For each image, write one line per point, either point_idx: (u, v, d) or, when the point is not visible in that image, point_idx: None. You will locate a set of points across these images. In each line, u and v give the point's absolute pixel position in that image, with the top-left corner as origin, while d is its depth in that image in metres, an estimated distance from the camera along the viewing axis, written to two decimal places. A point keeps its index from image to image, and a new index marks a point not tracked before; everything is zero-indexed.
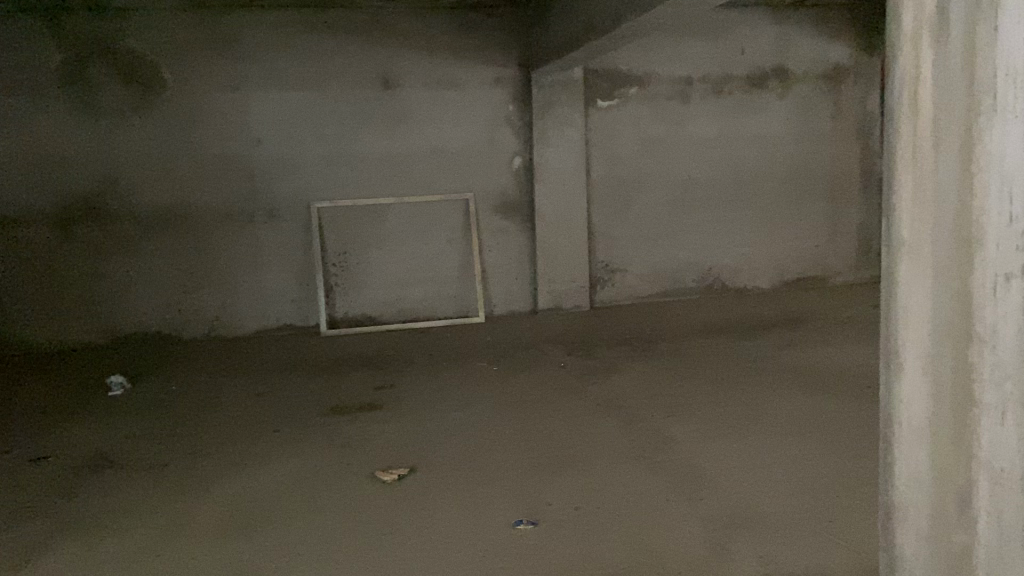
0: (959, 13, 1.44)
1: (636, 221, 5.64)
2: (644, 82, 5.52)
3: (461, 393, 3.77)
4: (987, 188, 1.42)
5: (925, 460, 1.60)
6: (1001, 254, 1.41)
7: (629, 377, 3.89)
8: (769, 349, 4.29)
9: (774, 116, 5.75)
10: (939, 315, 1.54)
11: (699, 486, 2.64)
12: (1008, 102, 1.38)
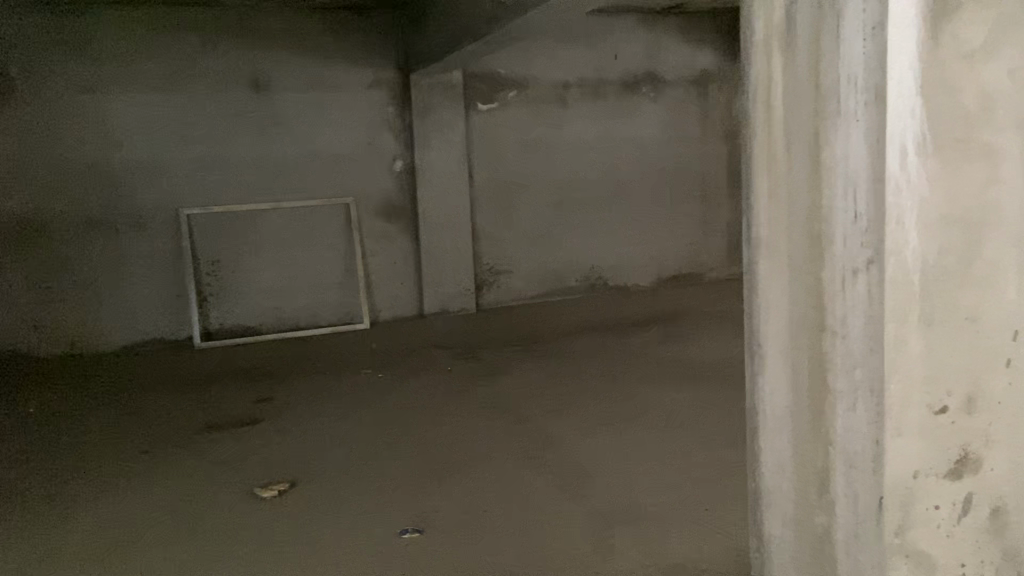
0: (804, 24, 1.53)
1: (518, 223, 5.69)
2: (523, 86, 5.58)
3: (346, 403, 3.70)
4: (834, 188, 1.50)
5: (787, 448, 1.69)
6: (847, 250, 1.48)
7: (513, 379, 3.91)
8: (648, 345, 4.43)
9: (648, 119, 5.93)
10: (797, 309, 1.63)
11: (581, 484, 2.68)
12: (850, 107, 1.44)
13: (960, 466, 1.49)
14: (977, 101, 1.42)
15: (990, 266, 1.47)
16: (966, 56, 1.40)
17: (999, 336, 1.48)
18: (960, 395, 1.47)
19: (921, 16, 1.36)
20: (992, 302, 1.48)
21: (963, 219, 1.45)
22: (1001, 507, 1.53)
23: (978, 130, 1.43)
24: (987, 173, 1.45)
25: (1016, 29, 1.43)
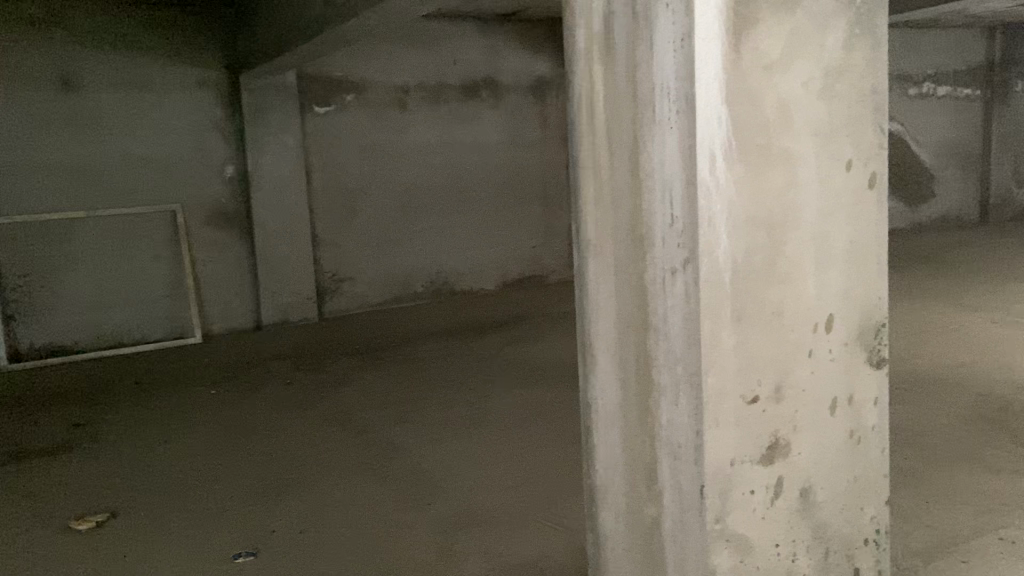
0: (621, 35, 1.59)
1: (360, 229, 5.58)
2: (360, 89, 5.49)
3: (176, 423, 3.48)
4: (653, 192, 1.56)
5: (618, 442, 1.75)
6: (666, 251, 1.55)
7: (357, 389, 3.83)
8: (492, 349, 4.45)
9: (488, 124, 5.99)
10: (623, 308, 1.70)
11: (425, 491, 2.66)
12: (664, 114, 1.51)
13: (770, 451, 1.58)
14: (776, 109, 1.52)
15: (792, 263, 1.57)
16: (765, 67, 1.49)
17: (802, 329, 1.60)
18: (770, 384, 1.57)
19: (725, 29, 1.44)
20: (794, 296, 1.58)
21: (768, 221, 1.54)
22: (808, 489, 1.63)
23: (778, 137, 1.53)
24: (787, 176, 1.55)
25: (809, 44, 1.54)
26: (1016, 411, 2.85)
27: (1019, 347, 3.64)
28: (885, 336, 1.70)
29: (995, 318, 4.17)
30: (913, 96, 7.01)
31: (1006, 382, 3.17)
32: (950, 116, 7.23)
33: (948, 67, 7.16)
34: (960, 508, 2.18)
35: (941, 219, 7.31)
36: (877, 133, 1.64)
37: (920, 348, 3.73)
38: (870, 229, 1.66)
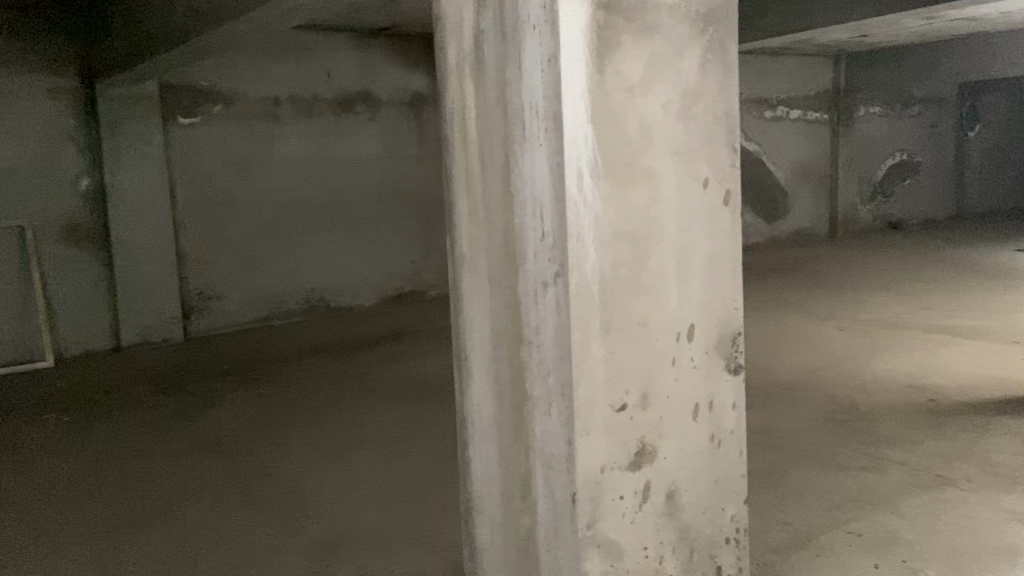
0: (491, 54, 1.63)
1: (230, 245, 5.38)
2: (229, 99, 5.31)
3: (28, 452, 3.24)
4: (524, 208, 1.60)
5: (494, 455, 1.77)
6: (537, 264, 1.58)
7: (227, 411, 3.68)
8: (369, 367, 4.38)
9: (363, 138, 5.93)
10: (497, 322, 1.73)
11: (297, 515, 2.59)
12: (533, 132, 1.55)
13: (638, 457, 1.64)
14: (638, 130, 1.59)
15: (655, 275, 1.65)
16: (627, 89, 1.56)
17: (665, 338, 1.67)
18: (637, 393, 1.63)
19: (587, 52, 1.50)
20: (658, 308, 1.66)
21: (632, 235, 1.61)
22: (674, 492, 1.70)
23: (641, 155, 1.60)
24: (650, 193, 1.62)
25: (667, 69, 1.62)
26: (862, 413, 3.07)
27: (864, 353, 3.92)
28: (742, 343, 1.79)
29: (844, 327, 4.48)
30: (767, 119, 7.47)
31: (853, 386, 3.41)
32: (801, 137, 7.75)
33: (799, 92, 7.68)
34: (812, 505, 2.33)
35: (795, 234, 7.81)
36: (731, 153, 1.74)
37: (780, 356, 3.96)
38: (726, 243, 1.75)
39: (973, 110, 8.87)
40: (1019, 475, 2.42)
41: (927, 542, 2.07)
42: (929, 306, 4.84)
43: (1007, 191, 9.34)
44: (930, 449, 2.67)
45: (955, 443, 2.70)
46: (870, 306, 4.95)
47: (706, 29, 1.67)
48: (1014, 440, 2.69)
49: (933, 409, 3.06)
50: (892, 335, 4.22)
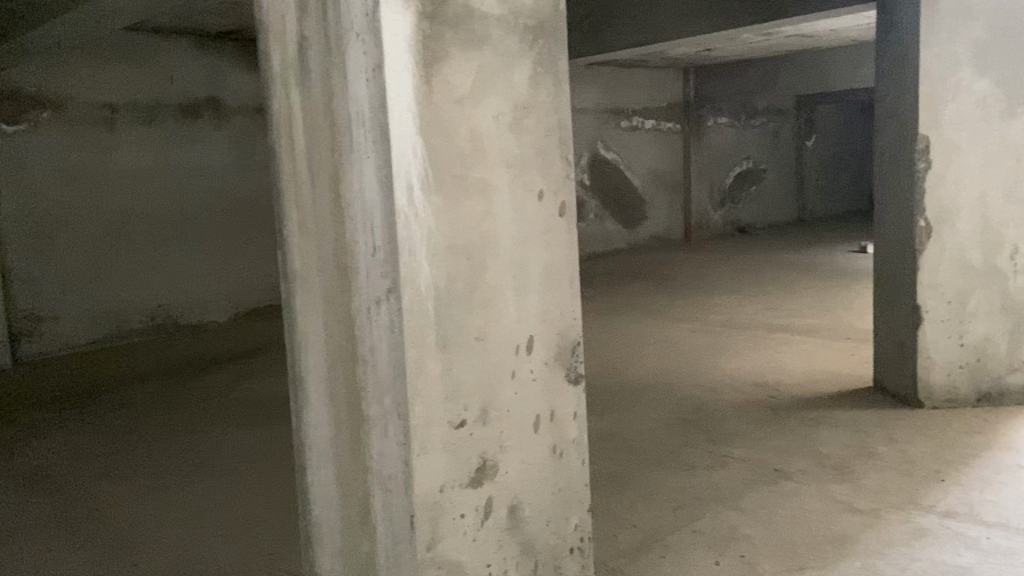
0: (315, 63, 1.57)
1: (63, 261, 4.99)
2: (59, 105, 4.93)
3: None
4: (354, 222, 1.54)
5: (332, 479, 1.70)
6: (370, 281, 1.53)
7: (57, 443, 3.39)
8: (218, 387, 4.16)
9: (211, 146, 5.64)
10: (330, 342, 1.66)
11: (127, 553, 2.41)
12: (360, 144, 1.50)
13: (479, 473, 1.61)
14: (469, 141, 1.57)
15: (492, 288, 1.63)
16: (456, 99, 1.54)
17: (504, 351, 1.66)
18: (475, 408, 1.61)
19: (411, 62, 1.47)
20: (494, 321, 1.64)
21: (466, 248, 1.58)
22: (516, 506, 1.69)
23: (472, 167, 1.58)
24: (483, 206, 1.61)
25: (496, 80, 1.61)
26: (708, 412, 3.18)
27: (712, 354, 4.08)
28: (581, 352, 1.81)
29: (694, 329, 4.66)
30: (624, 129, 7.68)
31: (701, 386, 3.54)
32: (656, 146, 8.03)
33: (653, 103, 7.95)
34: (659, 506, 2.38)
35: (652, 239, 8.09)
36: (564, 164, 1.75)
37: (634, 359, 4.07)
38: (563, 253, 1.76)
39: (810, 120, 9.48)
40: (846, 465, 2.57)
41: (764, 535, 2.15)
42: (772, 307, 5.12)
43: (841, 196, 10.08)
44: (769, 444, 2.80)
45: (790, 438, 2.84)
46: (719, 308, 5.18)
47: (535, 41, 1.67)
48: (843, 432, 2.86)
49: (773, 405, 3.21)
50: (738, 335, 4.43)
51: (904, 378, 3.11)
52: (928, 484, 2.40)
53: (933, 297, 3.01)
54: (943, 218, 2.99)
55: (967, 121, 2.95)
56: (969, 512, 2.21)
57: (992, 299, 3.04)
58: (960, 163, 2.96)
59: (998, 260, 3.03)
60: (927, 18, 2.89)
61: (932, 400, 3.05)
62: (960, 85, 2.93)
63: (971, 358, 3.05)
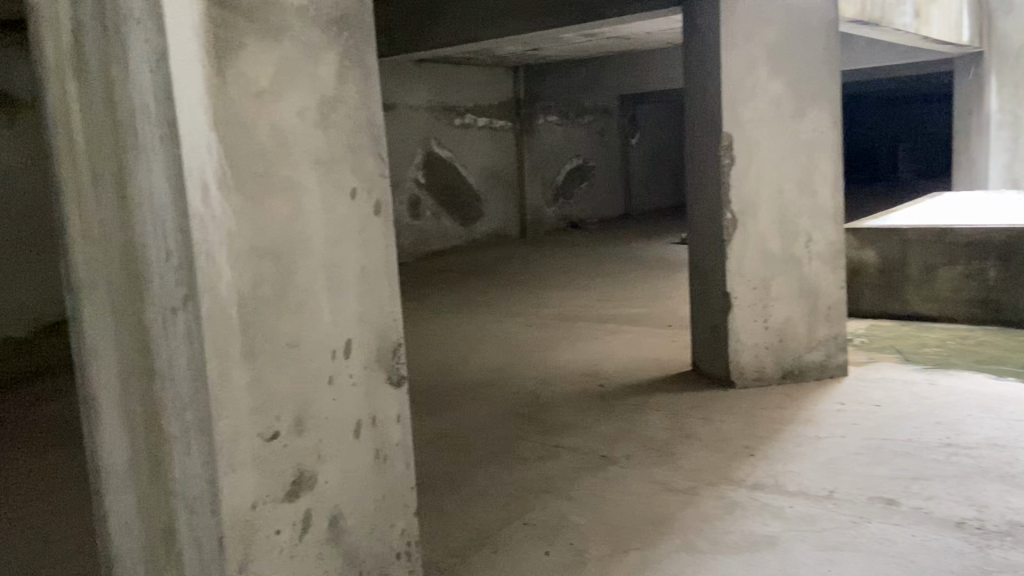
0: (96, 53, 1.44)
1: None
2: None
3: None
4: (145, 225, 1.42)
5: (134, 502, 1.58)
6: (164, 289, 1.41)
7: None
8: (13, 411, 3.71)
9: None
10: (126, 355, 1.53)
11: None
12: (148, 140, 1.38)
13: (295, 486, 1.54)
14: (272, 138, 1.49)
15: (304, 292, 1.56)
16: (254, 93, 1.46)
17: (319, 357, 1.59)
18: (290, 418, 1.53)
19: (202, 53, 1.37)
20: (307, 325, 1.57)
21: (272, 251, 1.50)
22: (337, 517, 1.63)
23: (277, 165, 1.50)
24: (291, 206, 1.53)
25: (299, 73, 1.54)
26: (540, 405, 3.23)
27: (544, 347, 4.15)
28: (403, 354, 1.76)
29: (528, 322, 4.75)
30: (457, 126, 7.68)
31: (533, 379, 3.60)
32: (489, 144, 8.09)
33: (485, 100, 7.99)
34: (493, 502, 2.39)
35: (489, 236, 8.15)
36: (378, 162, 1.70)
37: (469, 356, 4.07)
38: (380, 253, 1.71)
39: (634, 118, 9.93)
40: (667, 447, 2.69)
41: (592, 522, 2.21)
42: (601, 298, 5.30)
43: (664, 190, 10.65)
44: (597, 432, 2.88)
45: (616, 424, 2.94)
46: (551, 301, 5.29)
47: (341, 34, 1.61)
48: (665, 415, 3.00)
49: (601, 394, 3.32)
50: (568, 327, 4.54)
51: (718, 361, 3.31)
52: (740, 460, 2.56)
53: (741, 285, 3.22)
54: (747, 210, 3.20)
55: (764, 119, 3.17)
56: (776, 483, 2.37)
57: (791, 285, 3.30)
58: (760, 159, 3.18)
59: (794, 249, 3.29)
60: (727, 23, 3.08)
61: (743, 380, 3.27)
62: (758, 85, 3.15)
63: (775, 340, 3.29)
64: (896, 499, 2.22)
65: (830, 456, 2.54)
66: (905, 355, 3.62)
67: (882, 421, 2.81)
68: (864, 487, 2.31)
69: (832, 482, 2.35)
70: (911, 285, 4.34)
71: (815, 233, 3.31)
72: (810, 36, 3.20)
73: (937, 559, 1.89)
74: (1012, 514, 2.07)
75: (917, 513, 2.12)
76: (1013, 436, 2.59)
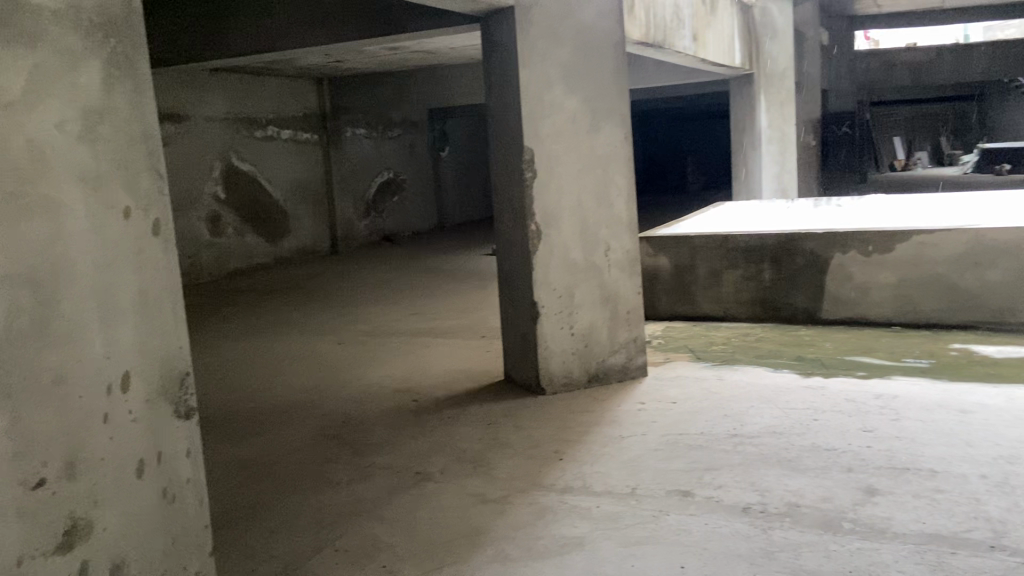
0: None
1: None
2: None
3: None
4: None
5: None
6: None
7: None
8: None
9: None
10: None
11: None
12: None
13: (68, 536, 1.39)
14: (26, 154, 1.34)
15: (72, 322, 1.41)
16: (2, 104, 1.31)
17: (93, 392, 1.45)
18: (59, 462, 1.38)
19: None
20: (78, 359, 1.42)
21: (32, 278, 1.35)
22: (119, 566, 1.49)
23: (34, 182, 1.35)
24: (52, 229, 1.38)
25: (57, 82, 1.40)
26: (353, 424, 3.15)
27: (356, 365, 4.06)
28: (191, 384, 1.66)
29: (339, 340, 4.62)
30: (258, 138, 7.36)
31: (345, 398, 3.50)
32: (295, 158, 7.82)
33: (289, 112, 7.72)
34: (301, 531, 2.29)
35: (297, 252, 7.89)
36: (154, 178, 1.58)
37: (278, 378, 3.90)
38: (160, 278, 1.59)
39: (443, 132, 10.00)
40: (481, 458, 2.72)
41: (405, 541, 2.17)
42: (413, 312, 5.28)
43: (475, 201, 10.80)
44: (411, 448, 2.85)
45: (430, 439, 2.93)
46: (364, 317, 5.19)
47: (107, 41, 1.48)
48: (478, 426, 3.03)
49: (415, 409, 3.29)
50: (381, 343, 4.47)
51: (528, 369, 3.39)
52: (550, 465, 2.63)
53: (547, 294, 3.31)
54: (551, 222, 3.30)
55: (562, 134, 3.30)
56: (583, 485, 2.46)
57: (593, 292, 3.45)
58: (560, 173, 3.30)
59: (595, 258, 3.44)
60: (523, 42, 3.18)
61: (552, 386, 3.37)
62: (555, 102, 3.27)
63: (581, 345, 3.42)
64: (691, 490, 2.37)
65: (632, 455, 2.67)
66: (697, 354, 3.89)
67: (678, 417, 3.00)
68: (662, 481, 2.44)
69: (634, 479, 2.47)
70: (701, 287, 4.69)
71: (613, 242, 3.49)
72: (600, 56, 3.38)
73: (728, 544, 2.03)
74: (789, 496, 2.27)
75: (709, 503, 2.27)
76: (789, 423, 2.85)
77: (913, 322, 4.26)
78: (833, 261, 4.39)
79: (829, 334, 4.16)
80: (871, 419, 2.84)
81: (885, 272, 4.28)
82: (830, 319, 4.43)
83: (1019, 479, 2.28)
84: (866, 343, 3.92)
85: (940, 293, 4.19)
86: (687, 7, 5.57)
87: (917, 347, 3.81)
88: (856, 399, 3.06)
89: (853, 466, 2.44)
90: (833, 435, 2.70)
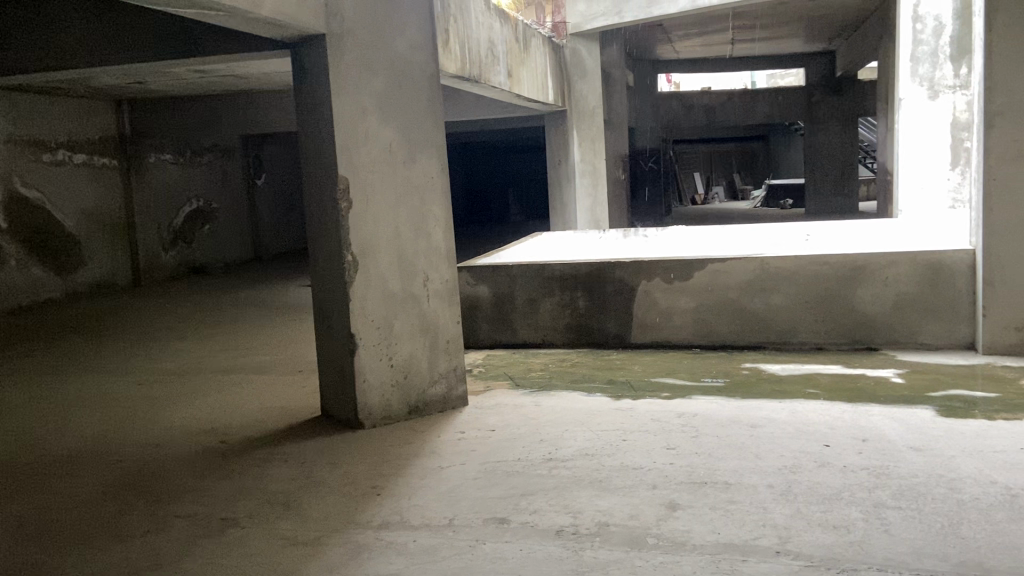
0: None
1: None
2: None
3: None
4: None
5: None
6: None
7: None
8: None
9: None
10: None
11: None
12: None
13: None
14: None
15: None
16: None
17: None
18: None
19: None
20: None
21: None
22: None
23: None
24: None
25: None
26: (150, 471, 2.92)
27: (156, 406, 3.77)
28: None
29: (138, 380, 4.29)
30: (47, 163, 6.75)
31: (145, 443, 3.24)
32: (90, 183, 7.23)
33: (83, 135, 7.13)
34: None
35: (93, 286, 7.27)
36: None
37: (65, 424, 3.54)
38: None
39: (258, 159, 9.63)
40: (293, 499, 2.60)
41: None
42: (224, 347, 5.01)
43: (292, 232, 10.49)
44: (217, 493, 2.69)
45: (239, 481, 2.78)
46: (167, 355, 4.86)
47: None
48: (292, 465, 2.91)
49: (223, 450, 3.10)
50: (185, 382, 4.19)
51: (345, 404, 3.30)
52: (366, 501, 2.56)
53: (365, 325, 3.25)
54: (368, 253, 3.25)
55: (377, 164, 3.27)
56: (399, 520, 2.41)
57: (411, 322, 3.42)
58: (376, 203, 3.27)
59: (413, 288, 3.42)
60: (337, 69, 3.13)
61: (371, 420, 3.31)
62: (369, 131, 3.24)
63: (400, 376, 3.39)
64: (507, 517, 2.39)
65: (449, 485, 2.66)
66: (515, 381, 3.97)
67: (496, 445, 3.03)
68: (479, 509, 2.45)
69: (452, 510, 2.46)
70: (519, 315, 4.81)
71: (430, 272, 3.49)
72: (414, 87, 3.41)
73: (541, 568, 2.07)
74: (599, 516, 2.35)
75: (525, 528, 2.30)
76: (600, 444, 2.95)
77: (711, 344, 4.58)
78: (640, 288, 4.63)
79: (637, 358, 4.39)
80: (673, 437, 3.01)
81: (686, 298, 4.58)
82: (638, 343, 4.67)
83: (799, 485, 2.50)
84: (670, 366, 4.17)
85: (733, 317, 4.54)
86: (500, 44, 5.76)
87: (715, 367, 4.10)
88: (660, 419, 3.23)
89: (657, 483, 2.57)
90: (640, 454, 2.83)
